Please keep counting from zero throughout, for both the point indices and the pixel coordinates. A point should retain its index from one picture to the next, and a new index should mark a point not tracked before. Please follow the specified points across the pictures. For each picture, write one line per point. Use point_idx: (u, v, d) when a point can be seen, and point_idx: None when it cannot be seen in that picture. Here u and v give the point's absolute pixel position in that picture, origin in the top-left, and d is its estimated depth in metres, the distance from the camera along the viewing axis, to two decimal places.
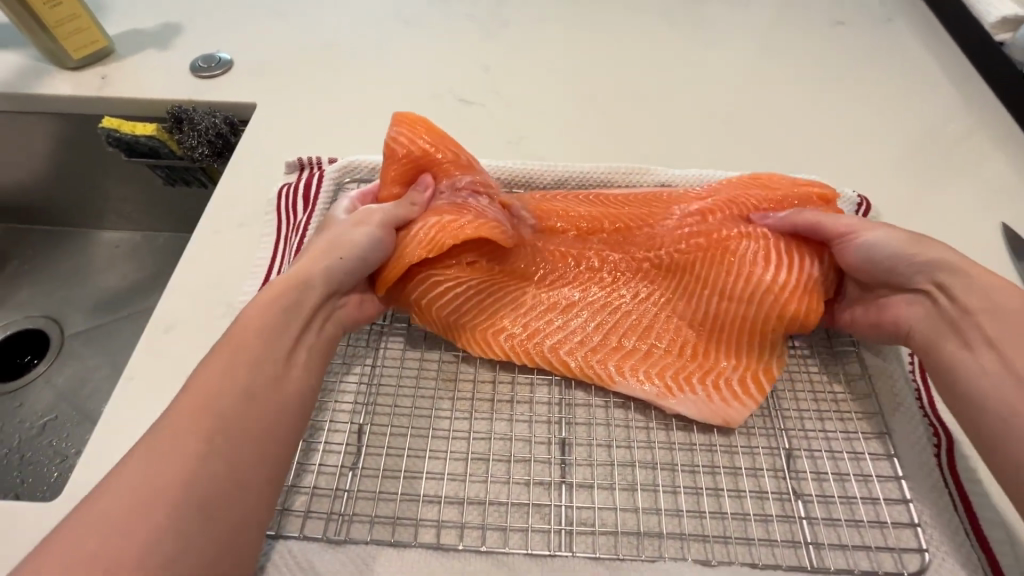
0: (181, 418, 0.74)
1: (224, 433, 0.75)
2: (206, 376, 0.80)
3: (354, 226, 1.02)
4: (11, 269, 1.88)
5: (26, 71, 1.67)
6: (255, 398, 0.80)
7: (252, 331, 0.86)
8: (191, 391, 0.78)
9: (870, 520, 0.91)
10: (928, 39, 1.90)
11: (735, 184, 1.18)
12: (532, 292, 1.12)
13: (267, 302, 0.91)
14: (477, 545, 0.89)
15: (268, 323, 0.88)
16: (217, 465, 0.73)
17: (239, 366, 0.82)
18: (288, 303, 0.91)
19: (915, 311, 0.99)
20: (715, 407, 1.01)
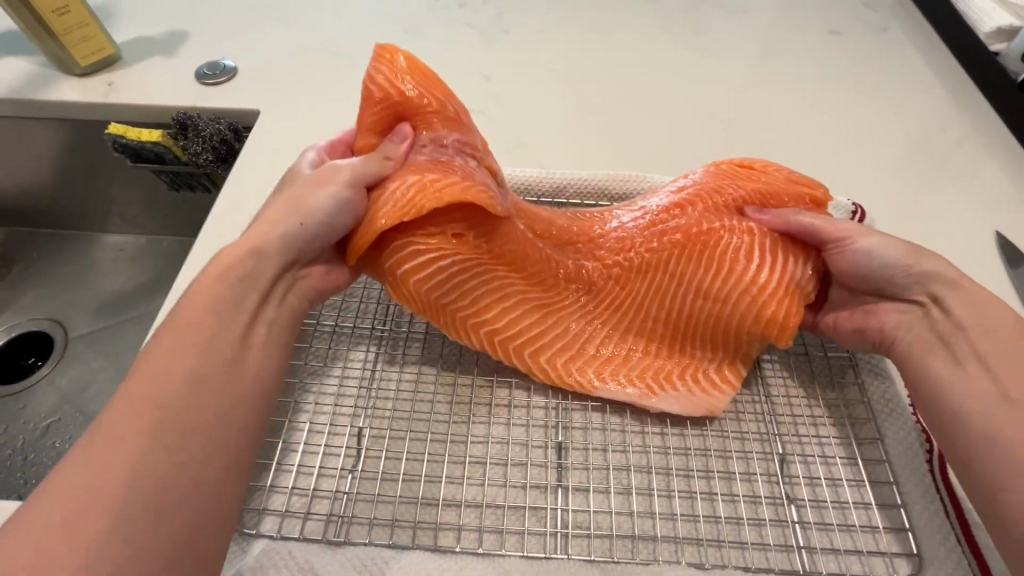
0: (126, 408, 0.75)
1: (177, 416, 0.77)
2: (153, 361, 0.80)
3: (324, 187, 0.98)
4: (15, 271, 1.90)
5: (35, 78, 1.69)
6: (206, 379, 0.82)
7: (201, 313, 0.86)
8: (138, 375, 0.79)
9: (863, 524, 0.92)
10: (924, 49, 1.92)
11: (709, 177, 1.14)
12: (514, 276, 1.07)
13: (214, 282, 0.90)
14: (475, 547, 0.90)
15: (217, 304, 0.88)
16: (170, 449, 0.75)
17: (189, 350, 0.83)
18: (239, 282, 0.91)
19: (903, 320, 1.00)
20: (697, 400, 1.04)
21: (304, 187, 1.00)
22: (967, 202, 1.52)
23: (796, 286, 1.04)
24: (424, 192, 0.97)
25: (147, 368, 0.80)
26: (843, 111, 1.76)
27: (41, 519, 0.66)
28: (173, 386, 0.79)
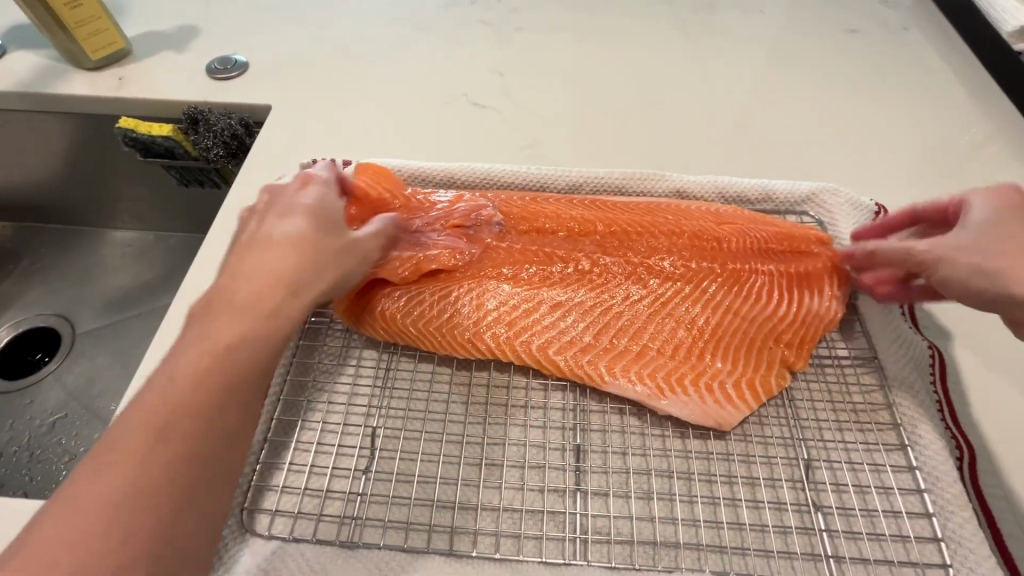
0: (152, 420, 0.67)
1: (191, 476, 0.68)
2: (160, 400, 0.68)
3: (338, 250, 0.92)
4: (23, 266, 1.89)
5: (46, 71, 1.68)
6: (224, 431, 0.71)
7: (222, 344, 0.74)
8: (165, 380, 0.70)
9: (892, 533, 0.89)
10: (944, 50, 1.88)
11: (753, 216, 1.20)
12: (512, 292, 1.11)
13: (235, 312, 0.76)
14: (491, 552, 0.88)
15: (245, 339, 0.75)
16: (186, 514, 0.67)
17: (207, 395, 0.71)
18: (264, 315, 0.78)
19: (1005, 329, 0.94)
20: (708, 409, 1.00)
21: (320, 237, 0.89)
22: None
23: (814, 317, 1.07)
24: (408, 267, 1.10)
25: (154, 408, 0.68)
26: (863, 113, 1.72)
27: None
28: (190, 441, 0.68)
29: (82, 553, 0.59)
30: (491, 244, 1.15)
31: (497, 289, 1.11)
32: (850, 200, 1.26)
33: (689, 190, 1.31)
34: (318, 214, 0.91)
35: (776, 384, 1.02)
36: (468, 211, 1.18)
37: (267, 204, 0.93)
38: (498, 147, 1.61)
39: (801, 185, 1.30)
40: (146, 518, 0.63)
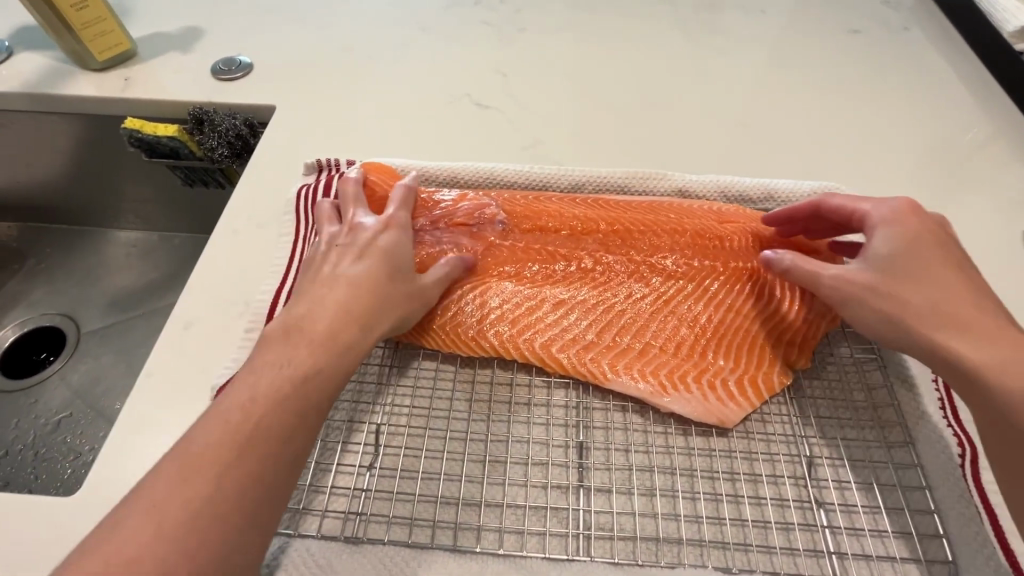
0: (231, 429, 0.76)
1: (259, 488, 0.75)
2: (238, 417, 0.77)
3: (408, 298, 1.01)
4: (28, 266, 1.90)
5: (52, 72, 1.70)
6: (291, 450, 0.79)
7: (300, 372, 0.84)
8: (250, 396, 0.80)
9: (895, 530, 0.90)
10: (945, 50, 1.89)
11: (755, 215, 1.21)
12: (515, 291, 1.11)
13: (310, 343, 0.87)
14: (495, 548, 0.88)
15: (318, 369, 0.85)
16: (251, 523, 0.73)
17: (278, 416, 0.79)
18: (334, 350, 0.88)
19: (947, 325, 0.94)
20: (710, 406, 1.00)
21: (391, 281, 0.99)
22: (992, 207, 1.49)
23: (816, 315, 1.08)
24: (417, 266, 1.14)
25: (234, 425, 0.76)
26: (864, 112, 1.73)
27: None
28: (260, 456, 0.76)
29: (161, 545, 0.66)
30: (493, 242, 1.16)
31: (500, 288, 1.12)
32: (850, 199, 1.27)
33: (690, 189, 1.31)
34: (397, 261, 1.02)
35: (778, 381, 1.03)
36: (473, 209, 1.19)
37: (349, 238, 1.04)
38: (500, 146, 1.62)
39: (804, 184, 1.31)
40: (218, 523, 0.70)
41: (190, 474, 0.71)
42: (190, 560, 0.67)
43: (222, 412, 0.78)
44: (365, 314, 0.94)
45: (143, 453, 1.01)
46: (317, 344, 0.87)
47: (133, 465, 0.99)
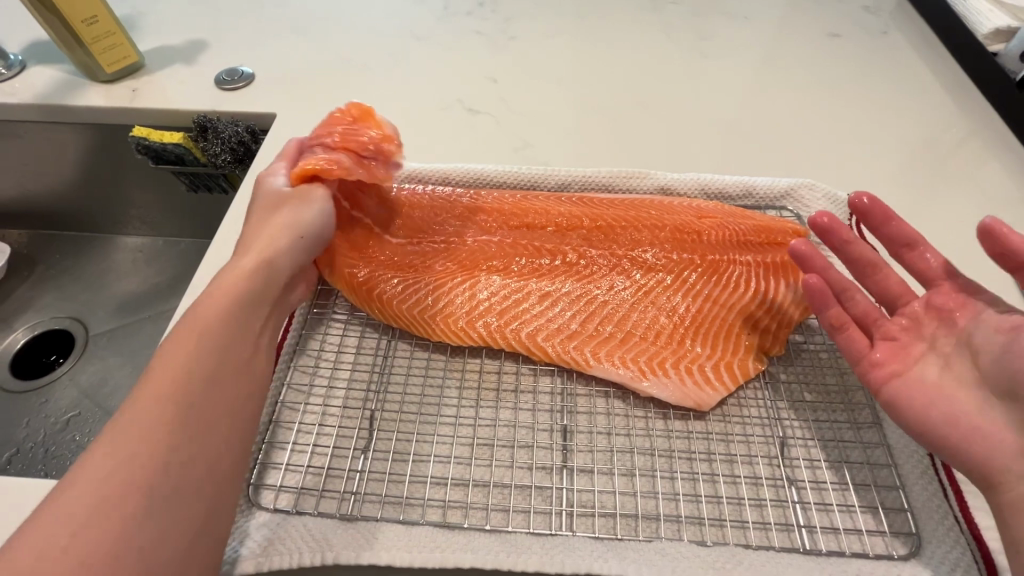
0: (170, 354, 0.81)
1: (214, 418, 0.80)
2: (177, 358, 0.80)
3: (298, 212, 1.07)
4: (39, 271, 1.97)
5: (64, 85, 1.77)
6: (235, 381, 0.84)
7: (225, 302, 0.90)
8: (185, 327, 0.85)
9: (862, 505, 0.94)
10: (923, 51, 1.95)
11: (733, 212, 1.26)
12: (501, 283, 1.17)
13: (225, 283, 0.93)
14: (482, 525, 0.93)
15: (242, 302, 0.92)
16: (193, 433, 0.76)
17: (223, 341, 0.86)
18: (248, 282, 0.94)
19: (923, 371, 0.91)
20: (687, 390, 1.05)
21: (294, 217, 1.06)
22: (968, 204, 1.54)
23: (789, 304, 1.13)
24: (407, 256, 1.21)
25: (174, 370, 0.79)
26: (843, 114, 1.79)
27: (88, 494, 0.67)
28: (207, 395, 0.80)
29: (118, 458, 0.70)
30: (479, 236, 1.23)
31: (488, 281, 1.18)
32: (825, 195, 1.32)
33: (672, 187, 1.37)
34: (277, 200, 1.09)
35: (753, 367, 1.08)
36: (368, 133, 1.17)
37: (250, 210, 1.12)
38: (492, 148, 1.69)
39: (781, 180, 1.36)
40: (168, 430, 0.74)
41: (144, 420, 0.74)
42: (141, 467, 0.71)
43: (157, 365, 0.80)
44: (264, 245, 1.00)
45: None
46: (226, 281, 0.93)
47: None
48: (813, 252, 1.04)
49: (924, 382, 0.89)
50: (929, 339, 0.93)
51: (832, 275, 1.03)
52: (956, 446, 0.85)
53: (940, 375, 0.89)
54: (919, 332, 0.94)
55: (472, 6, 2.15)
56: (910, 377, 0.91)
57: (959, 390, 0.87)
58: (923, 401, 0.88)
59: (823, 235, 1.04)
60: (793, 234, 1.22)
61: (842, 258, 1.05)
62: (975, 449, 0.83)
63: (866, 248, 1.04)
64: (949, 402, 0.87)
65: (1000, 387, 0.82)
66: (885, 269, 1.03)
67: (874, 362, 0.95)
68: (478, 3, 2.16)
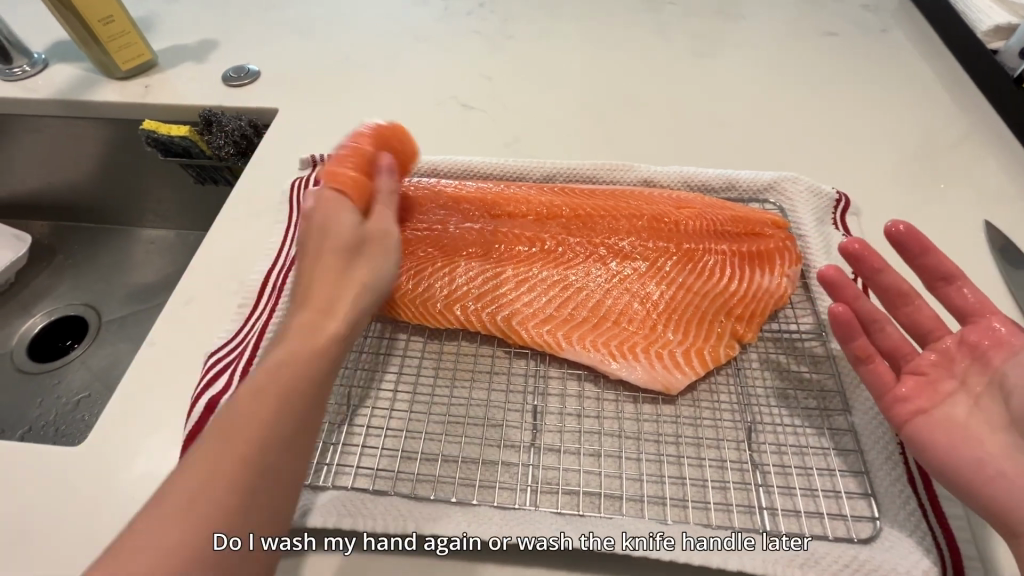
0: (268, 384, 0.75)
1: (289, 471, 0.73)
2: (274, 391, 0.74)
3: (382, 258, 0.97)
4: (57, 260, 2.08)
5: (82, 82, 1.87)
6: (297, 453, 0.74)
7: (323, 336, 0.82)
8: (285, 357, 0.78)
9: (826, 489, 0.94)
10: (922, 50, 1.94)
11: (714, 203, 1.28)
12: (479, 268, 1.21)
13: (295, 330, 0.82)
14: (449, 497, 0.96)
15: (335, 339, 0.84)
16: (275, 482, 0.71)
17: (317, 380, 0.79)
18: (326, 330, 0.83)
19: (950, 408, 0.85)
20: (656, 374, 1.07)
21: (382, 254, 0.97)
22: (963, 201, 1.52)
23: (764, 293, 1.14)
24: None
25: (238, 436, 0.69)
26: (838, 111, 1.79)
27: (170, 529, 0.62)
28: (267, 470, 0.70)
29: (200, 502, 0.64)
30: (460, 223, 1.27)
31: (466, 266, 1.21)
32: (807, 186, 1.33)
33: (654, 179, 1.39)
34: (355, 231, 0.96)
35: (724, 354, 1.09)
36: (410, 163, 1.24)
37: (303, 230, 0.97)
38: (482, 142, 1.73)
39: (764, 174, 1.38)
40: (254, 476, 0.69)
41: (197, 496, 0.65)
42: (220, 511, 0.65)
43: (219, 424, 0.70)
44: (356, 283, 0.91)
45: (141, 411, 1.13)
46: (298, 330, 0.82)
47: (135, 421, 1.11)
48: (842, 278, 0.97)
49: (951, 420, 0.84)
50: (960, 376, 0.87)
51: (861, 305, 0.97)
52: (977, 489, 0.80)
53: (968, 415, 0.84)
54: (950, 367, 0.89)
55: (473, 7, 2.21)
56: (936, 415, 0.85)
57: (983, 429, 0.82)
58: (948, 439, 0.83)
59: (856, 262, 0.99)
60: (772, 226, 1.23)
61: (876, 286, 0.99)
62: (997, 496, 0.78)
63: (899, 277, 0.99)
64: (973, 444, 0.81)
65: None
66: (917, 301, 0.97)
67: (899, 397, 0.89)
68: (478, 4, 2.22)
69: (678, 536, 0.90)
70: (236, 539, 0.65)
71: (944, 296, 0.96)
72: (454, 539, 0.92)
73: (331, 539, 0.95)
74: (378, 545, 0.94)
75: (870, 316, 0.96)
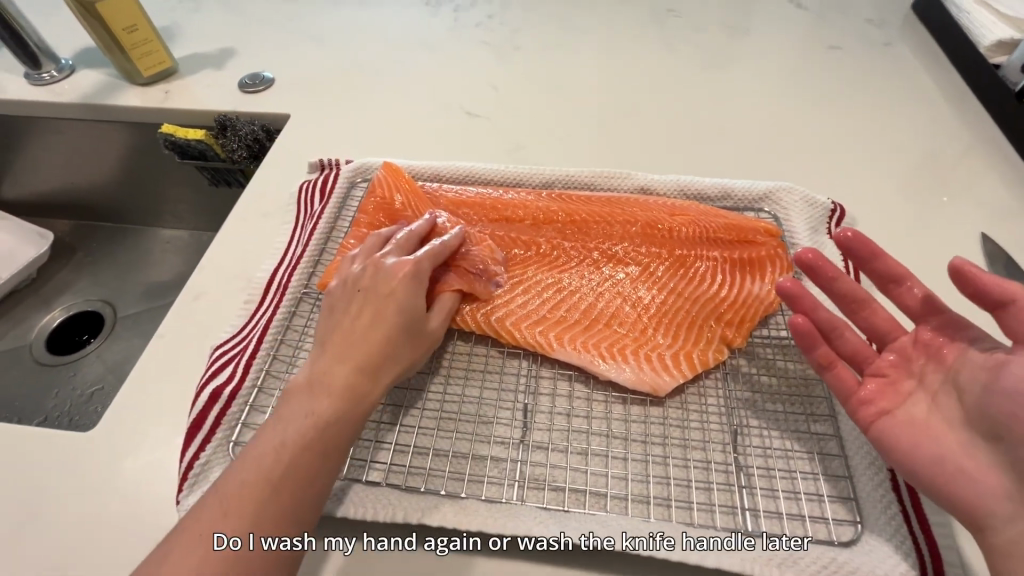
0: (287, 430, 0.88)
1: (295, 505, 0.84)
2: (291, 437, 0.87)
3: (420, 333, 1.06)
4: (77, 257, 2.16)
5: (106, 87, 1.96)
6: (308, 505, 0.85)
7: (339, 390, 0.92)
8: (305, 407, 0.90)
9: (808, 493, 0.96)
10: (926, 64, 1.95)
11: (708, 211, 1.31)
12: None
13: (330, 390, 0.92)
14: (439, 490, 0.99)
15: (352, 394, 0.93)
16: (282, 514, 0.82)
17: (328, 432, 0.89)
18: (356, 403, 0.93)
19: (911, 409, 0.87)
20: (644, 375, 1.09)
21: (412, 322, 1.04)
22: (961, 213, 1.52)
23: (754, 299, 1.17)
24: None
25: (258, 470, 0.84)
26: (840, 123, 1.81)
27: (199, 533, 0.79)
28: (280, 515, 0.82)
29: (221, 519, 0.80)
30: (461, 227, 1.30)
31: None
32: (802, 196, 1.35)
33: (651, 187, 1.42)
34: (412, 317, 1.04)
35: (713, 357, 1.11)
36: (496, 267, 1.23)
37: (370, 282, 1.07)
38: (485, 150, 1.78)
39: (760, 184, 1.40)
40: (262, 507, 0.81)
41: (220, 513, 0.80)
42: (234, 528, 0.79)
43: (254, 456, 0.85)
44: (382, 346, 0.99)
45: (149, 401, 1.18)
46: (335, 389, 0.92)
47: (143, 410, 1.16)
48: (800, 290, 0.98)
49: (912, 421, 0.86)
50: (918, 375, 0.89)
51: (819, 314, 0.98)
52: (943, 487, 0.81)
53: (928, 414, 0.85)
54: (908, 367, 0.91)
55: (481, 18, 2.27)
56: (898, 416, 0.87)
57: (945, 430, 0.83)
58: (910, 441, 0.85)
59: (810, 273, 0.99)
60: (766, 236, 1.26)
61: (831, 294, 1.00)
62: (962, 491, 0.79)
63: (853, 283, 0.99)
64: (932, 443, 0.83)
65: (985, 429, 0.78)
66: (874, 305, 0.98)
67: (863, 399, 0.91)
68: (486, 16, 2.28)
69: (677, 536, 0.91)
70: (236, 538, 0.79)
71: (896, 297, 0.96)
72: (453, 539, 0.96)
73: (331, 539, 0.98)
74: (378, 546, 0.97)
75: (829, 326, 0.97)
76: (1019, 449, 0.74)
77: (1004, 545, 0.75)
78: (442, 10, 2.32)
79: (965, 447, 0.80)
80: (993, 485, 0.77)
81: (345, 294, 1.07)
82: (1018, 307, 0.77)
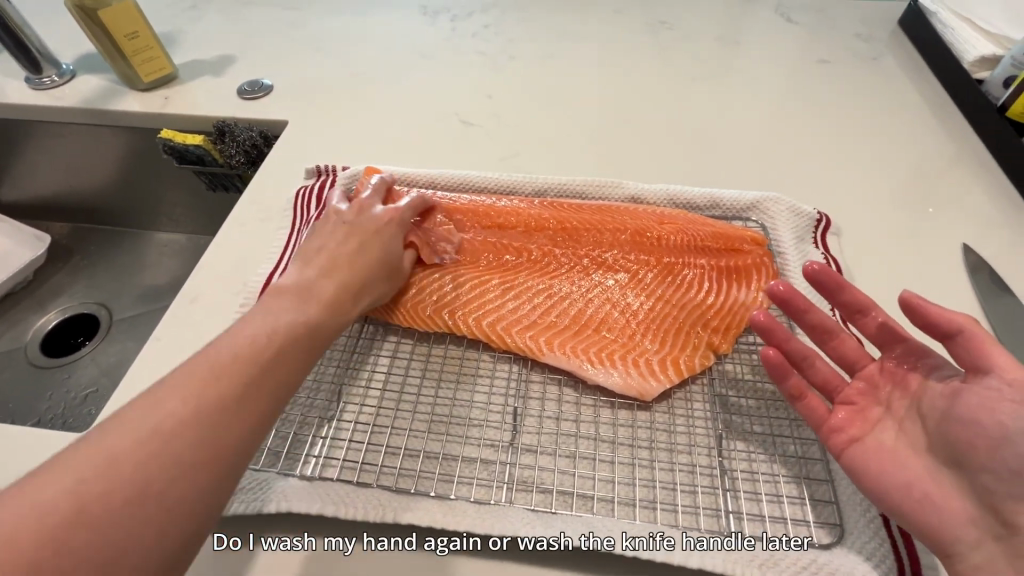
0: (262, 329, 0.90)
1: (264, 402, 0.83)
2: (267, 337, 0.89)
3: (391, 271, 1.19)
4: (74, 260, 2.17)
5: (108, 92, 1.99)
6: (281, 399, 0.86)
7: (325, 300, 1.02)
8: (290, 309, 0.96)
9: (790, 496, 0.98)
10: (911, 77, 2.00)
11: (697, 220, 1.34)
12: (467, 276, 1.28)
13: (320, 298, 1.01)
14: (428, 491, 1.00)
15: (334, 307, 1.03)
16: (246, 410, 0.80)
17: (307, 336, 0.94)
18: (338, 315, 1.03)
19: (879, 436, 0.89)
20: (632, 381, 1.11)
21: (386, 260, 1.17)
22: (950, 225, 1.55)
23: (739, 306, 1.20)
24: None
25: (227, 365, 0.82)
26: (828, 134, 1.85)
27: (153, 418, 0.74)
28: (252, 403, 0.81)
29: (181, 404, 0.76)
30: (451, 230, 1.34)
31: (456, 275, 1.28)
32: (789, 206, 1.38)
33: (641, 197, 1.45)
34: (389, 256, 1.18)
35: (699, 363, 1.13)
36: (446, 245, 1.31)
37: (355, 219, 1.19)
38: (482, 155, 1.81)
39: (747, 194, 1.43)
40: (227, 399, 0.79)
41: (183, 398, 0.77)
42: (196, 413, 0.76)
43: (230, 345, 0.86)
44: (362, 273, 1.11)
45: None
46: (323, 299, 1.01)
47: None
48: (772, 324, 1.00)
49: (881, 447, 0.88)
50: (885, 402, 0.92)
51: (792, 345, 1.00)
52: (912, 514, 0.83)
53: (895, 440, 0.87)
54: (875, 395, 0.94)
55: (478, 28, 2.31)
56: (867, 444, 0.89)
57: (911, 457, 0.85)
58: (878, 468, 0.86)
59: (783, 306, 1.01)
60: (752, 244, 1.29)
61: (802, 326, 1.03)
62: (933, 519, 0.81)
63: (823, 314, 1.03)
64: (899, 470, 0.85)
65: (945, 456, 0.81)
66: (842, 334, 1.01)
67: (833, 428, 0.93)
68: (484, 26, 2.32)
69: (677, 536, 0.93)
70: None
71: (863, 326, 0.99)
72: (454, 539, 0.98)
73: (331, 538, 0.99)
74: (378, 545, 0.99)
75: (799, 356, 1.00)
76: (980, 475, 0.77)
77: (970, 571, 0.78)
78: (440, 20, 2.36)
79: (927, 474, 0.83)
80: (958, 512, 0.79)
81: (327, 226, 1.18)
82: (965, 336, 0.82)
